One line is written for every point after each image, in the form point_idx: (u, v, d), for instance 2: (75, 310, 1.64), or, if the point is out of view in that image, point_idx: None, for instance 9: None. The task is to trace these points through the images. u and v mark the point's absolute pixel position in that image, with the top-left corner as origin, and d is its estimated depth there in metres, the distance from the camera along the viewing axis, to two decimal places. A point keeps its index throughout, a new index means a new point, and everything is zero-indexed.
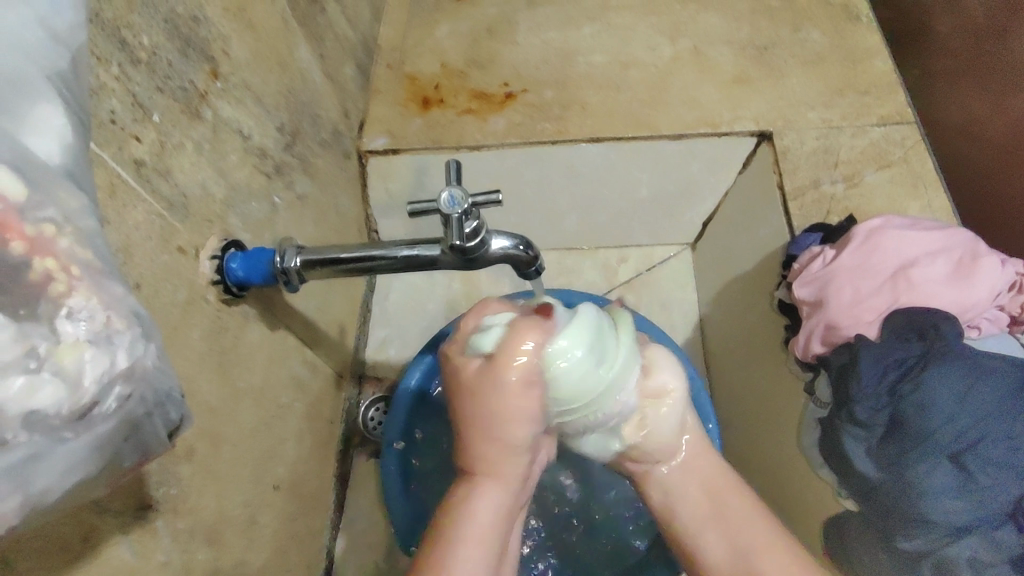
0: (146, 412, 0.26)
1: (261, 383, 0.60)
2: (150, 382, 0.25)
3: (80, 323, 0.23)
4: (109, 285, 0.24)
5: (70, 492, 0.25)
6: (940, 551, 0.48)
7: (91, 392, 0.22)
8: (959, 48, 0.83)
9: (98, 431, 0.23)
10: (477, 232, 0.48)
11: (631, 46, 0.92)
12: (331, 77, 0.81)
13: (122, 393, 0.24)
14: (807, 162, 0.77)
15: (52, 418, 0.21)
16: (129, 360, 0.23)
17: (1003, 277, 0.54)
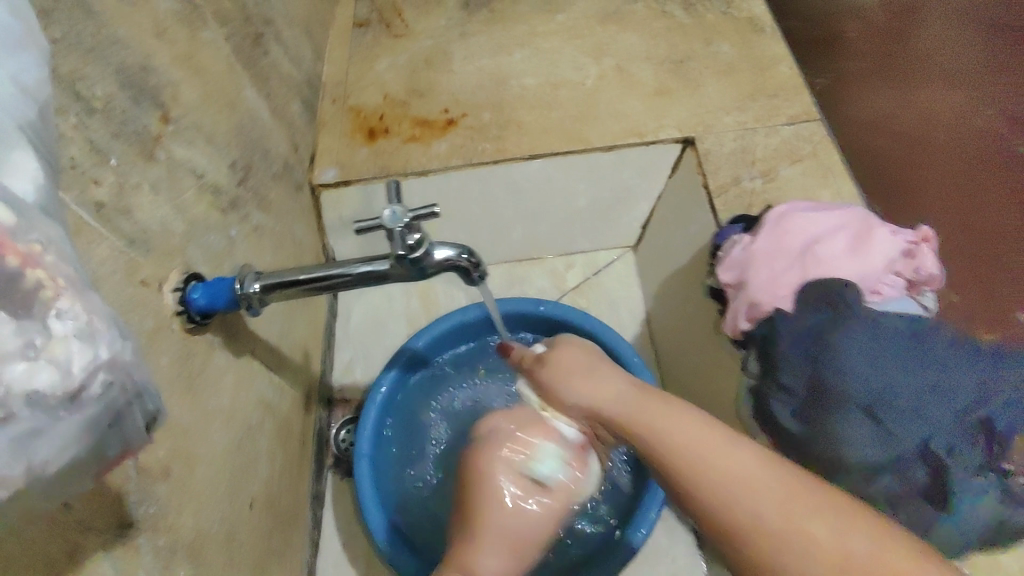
0: (128, 401, 0.29)
1: (231, 405, 0.63)
2: (130, 373, 0.28)
3: (67, 322, 0.25)
4: (89, 292, 0.27)
5: (68, 476, 0.28)
6: (865, 494, 0.53)
7: (80, 378, 0.26)
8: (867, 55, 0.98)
9: (87, 413, 0.27)
10: (421, 243, 0.52)
11: (560, 68, 0.99)
12: (278, 114, 0.85)
13: (106, 380, 0.27)
14: (725, 161, 0.85)
15: (49, 398, 0.25)
16: (109, 351, 0.26)
17: (894, 246, 0.61)
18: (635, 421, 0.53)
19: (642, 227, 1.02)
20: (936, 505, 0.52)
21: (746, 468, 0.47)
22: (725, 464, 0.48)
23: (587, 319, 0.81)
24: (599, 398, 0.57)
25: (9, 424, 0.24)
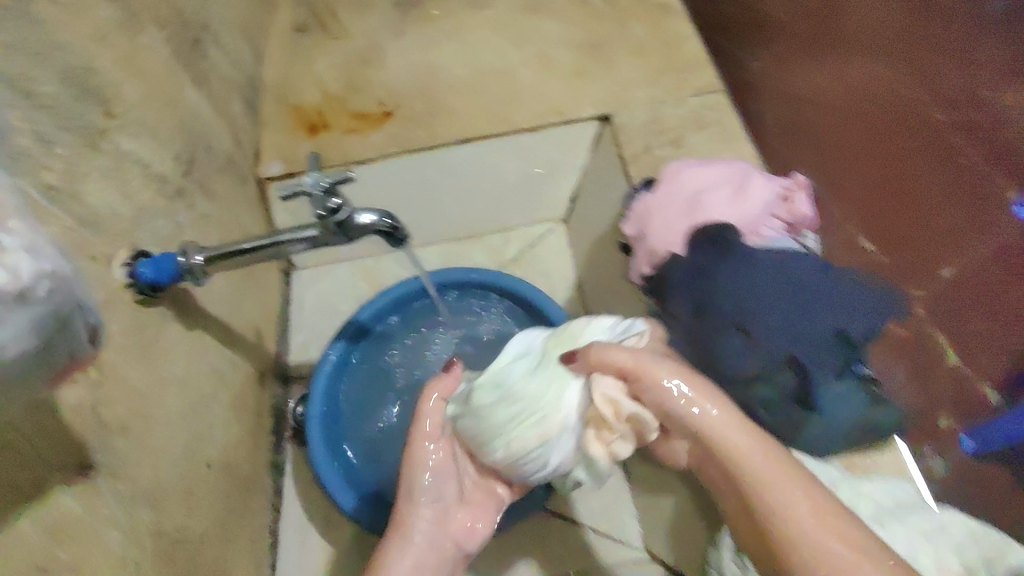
0: (68, 310, 0.34)
1: (185, 373, 0.68)
2: (68, 286, 0.34)
3: (11, 236, 0.30)
4: (27, 218, 0.32)
5: (20, 373, 0.33)
6: (743, 401, 0.60)
7: (27, 280, 0.30)
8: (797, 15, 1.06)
9: (36, 314, 0.32)
10: (342, 206, 0.59)
11: (486, 58, 1.07)
12: (221, 112, 0.91)
13: (49, 286, 0.32)
14: (639, 133, 0.93)
15: (4, 293, 0.29)
16: (49, 263, 0.32)
17: (771, 192, 0.68)
18: (671, 418, 0.56)
19: (569, 199, 1.11)
20: (804, 405, 0.60)
21: (788, 482, 0.50)
22: (762, 465, 0.52)
23: (517, 283, 0.88)
24: (668, 396, 0.55)
25: None
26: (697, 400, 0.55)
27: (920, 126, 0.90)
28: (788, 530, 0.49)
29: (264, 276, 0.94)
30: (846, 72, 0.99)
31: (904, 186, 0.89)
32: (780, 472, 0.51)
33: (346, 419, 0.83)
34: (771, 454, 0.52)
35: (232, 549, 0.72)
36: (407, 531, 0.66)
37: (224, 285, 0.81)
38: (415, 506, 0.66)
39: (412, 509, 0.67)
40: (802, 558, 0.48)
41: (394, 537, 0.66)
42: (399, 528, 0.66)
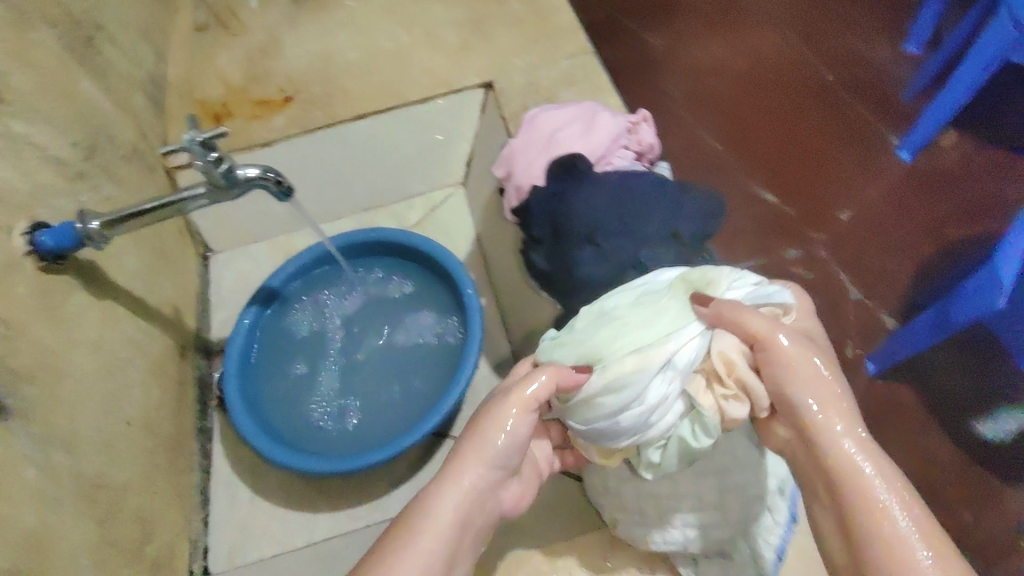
0: None
1: (97, 337, 0.73)
2: None
3: None
4: None
5: None
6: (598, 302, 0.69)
7: None
8: (675, 20, 1.62)
9: None
10: (221, 158, 0.65)
11: (378, 40, 1.13)
12: (121, 105, 0.95)
13: None
14: (518, 95, 1.03)
15: None
16: None
17: (616, 125, 0.77)
18: (786, 395, 0.59)
19: (466, 163, 1.19)
20: None
21: (876, 465, 0.56)
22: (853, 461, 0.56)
23: (408, 236, 0.90)
24: (800, 372, 0.58)
25: None
26: (816, 386, 0.58)
27: (818, 82, 1.53)
28: (869, 517, 0.54)
29: (178, 257, 0.99)
30: (729, 54, 1.58)
31: (810, 127, 1.49)
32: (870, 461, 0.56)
33: (259, 378, 0.87)
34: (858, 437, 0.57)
35: (159, 499, 0.77)
36: (462, 474, 0.61)
37: (136, 262, 0.86)
38: (474, 459, 0.61)
39: (466, 458, 0.61)
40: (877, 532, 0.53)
41: (445, 479, 0.61)
42: (450, 478, 0.61)
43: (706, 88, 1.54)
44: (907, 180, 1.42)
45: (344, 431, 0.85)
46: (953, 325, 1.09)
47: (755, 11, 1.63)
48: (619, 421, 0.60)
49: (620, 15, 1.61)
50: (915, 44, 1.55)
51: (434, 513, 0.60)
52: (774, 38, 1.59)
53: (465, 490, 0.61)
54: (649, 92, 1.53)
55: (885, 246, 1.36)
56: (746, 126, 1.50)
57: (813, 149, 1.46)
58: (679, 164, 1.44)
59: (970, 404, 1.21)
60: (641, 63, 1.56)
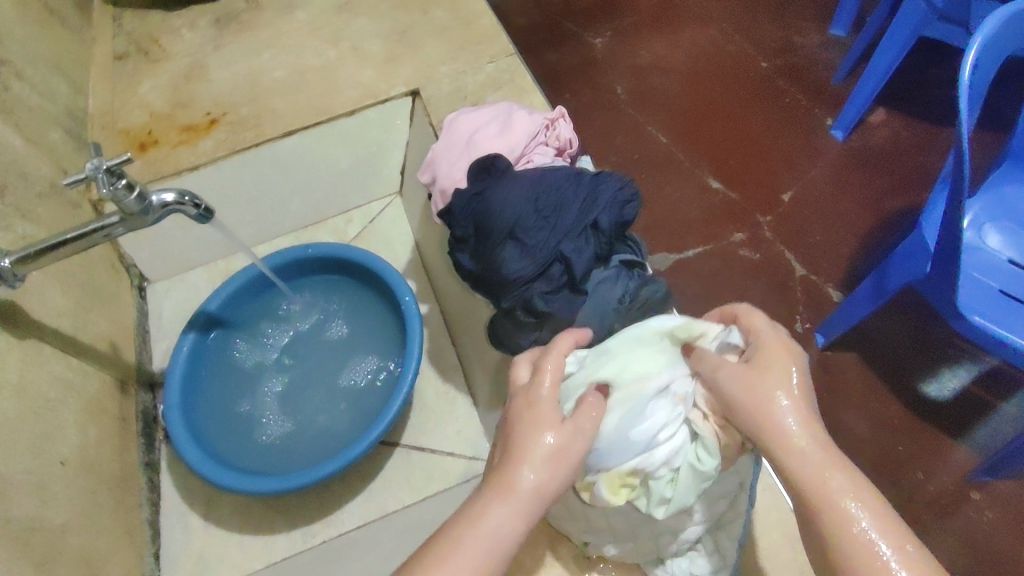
0: None
1: (22, 379, 0.71)
2: None
3: None
4: None
5: None
6: (525, 296, 0.70)
7: None
8: (603, 26, 1.67)
9: None
10: (131, 184, 0.64)
11: (304, 57, 1.12)
12: (35, 141, 0.92)
13: None
14: (444, 101, 1.04)
15: None
16: None
17: (533, 122, 0.79)
18: (754, 410, 0.57)
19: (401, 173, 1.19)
20: (573, 288, 0.70)
21: (841, 474, 0.53)
22: (821, 469, 0.53)
23: (342, 251, 0.90)
24: (765, 387, 0.57)
25: None
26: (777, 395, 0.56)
27: (749, 71, 1.58)
28: (842, 529, 0.51)
29: (112, 292, 0.97)
30: (662, 51, 1.63)
31: (745, 114, 1.53)
32: (836, 466, 0.53)
33: (203, 406, 0.85)
34: (818, 442, 0.54)
35: (103, 538, 0.75)
36: (514, 483, 0.55)
37: (62, 300, 0.84)
38: (530, 468, 0.56)
39: (524, 467, 0.56)
40: (845, 545, 0.50)
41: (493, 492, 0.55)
42: (505, 490, 0.55)
43: (642, 85, 1.58)
44: (843, 160, 1.46)
45: (290, 449, 0.84)
46: (890, 291, 1.08)
47: (684, 8, 1.69)
48: (628, 439, 0.61)
49: (563, 20, 1.70)
50: (841, 27, 1.61)
51: (487, 525, 0.53)
52: (704, 33, 1.65)
53: (521, 504, 0.55)
54: (582, 96, 1.58)
55: (829, 223, 1.40)
56: (692, 118, 1.54)
57: (755, 136, 1.50)
58: (614, 164, 1.49)
59: (918, 364, 1.24)
60: (572, 71, 1.62)
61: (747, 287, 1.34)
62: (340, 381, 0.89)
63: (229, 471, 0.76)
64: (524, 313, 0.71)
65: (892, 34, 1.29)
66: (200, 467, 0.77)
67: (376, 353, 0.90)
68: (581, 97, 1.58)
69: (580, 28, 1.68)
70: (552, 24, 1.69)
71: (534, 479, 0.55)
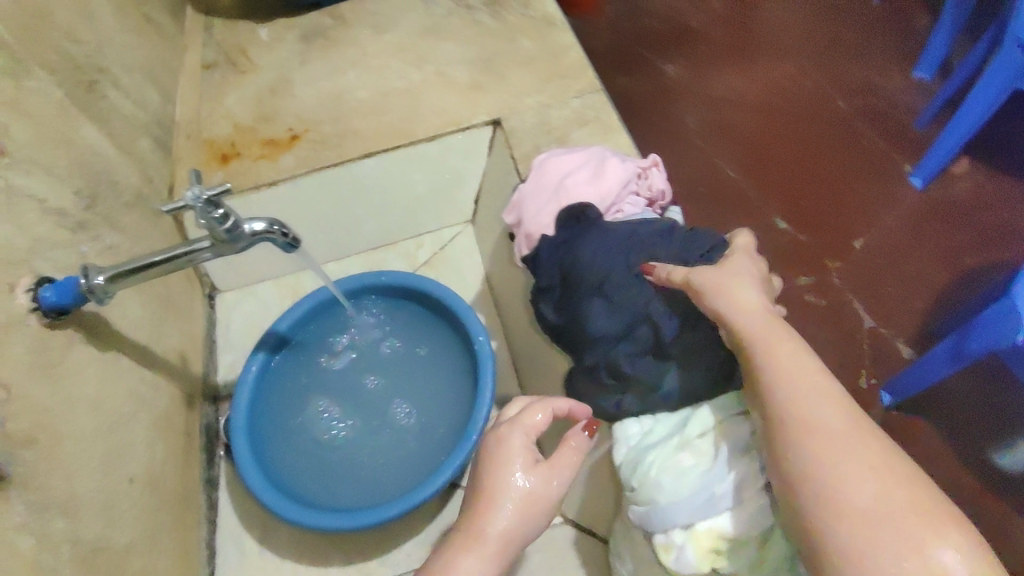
0: None
1: (99, 393, 0.71)
2: None
3: None
4: None
5: None
6: (609, 355, 0.67)
7: None
8: (677, 53, 1.64)
9: None
10: (227, 215, 0.64)
11: (388, 79, 1.12)
12: (126, 150, 0.93)
13: None
14: (527, 134, 1.02)
15: None
16: None
17: (626, 170, 0.76)
18: (714, 288, 0.60)
19: (475, 202, 1.21)
20: (661, 353, 0.65)
21: (795, 351, 0.55)
22: (793, 389, 0.53)
23: (418, 281, 0.89)
24: (738, 303, 0.58)
25: None
26: (738, 281, 0.60)
27: (828, 110, 1.53)
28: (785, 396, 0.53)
29: (186, 303, 0.98)
30: (736, 83, 1.58)
31: (821, 155, 1.47)
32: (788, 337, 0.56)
33: (266, 428, 0.85)
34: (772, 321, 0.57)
35: (162, 558, 0.75)
36: (483, 528, 0.56)
37: (140, 311, 0.84)
38: (500, 512, 0.56)
39: (496, 514, 0.56)
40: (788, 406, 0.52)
41: (467, 530, 0.56)
42: (476, 537, 0.55)
43: (713, 118, 1.54)
44: (922, 210, 1.39)
45: (340, 477, 0.84)
46: (970, 357, 1.00)
47: (762, 41, 1.64)
48: (710, 513, 0.57)
49: (635, 45, 1.67)
50: (927, 70, 1.54)
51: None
52: (781, 68, 1.60)
53: (492, 547, 0.55)
54: (651, 124, 1.55)
55: (904, 276, 1.32)
56: (762, 154, 1.48)
57: (829, 179, 1.44)
58: (686, 196, 1.44)
59: (991, 433, 1.16)
60: (642, 98, 1.58)
61: (810, 335, 1.27)
62: (399, 411, 0.88)
63: (285, 498, 0.76)
64: (608, 372, 0.68)
65: (981, 90, 1.24)
66: (261, 493, 0.76)
67: (442, 389, 0.89)
68: (649, 125, 1.54)
69: (653, 55, 1.65)
70: (624, 49, 1.67)
71: (502, 520, 0.56)
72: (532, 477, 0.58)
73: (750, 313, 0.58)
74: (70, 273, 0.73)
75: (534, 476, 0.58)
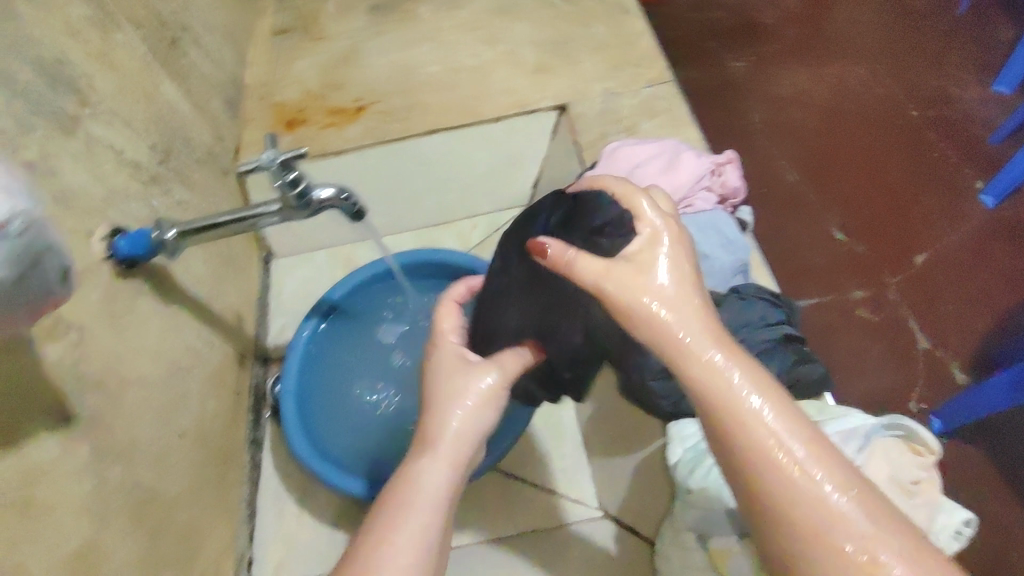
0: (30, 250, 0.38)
1: (160, 345, 0.73)
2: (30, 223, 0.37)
3: None
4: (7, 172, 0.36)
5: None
6: None
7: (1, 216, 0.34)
8: (744, 48, 1.59)
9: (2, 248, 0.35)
10: (299, 179, 0.65)
11: (458, 56, 1.11)
12: (199, 108, 0.94)
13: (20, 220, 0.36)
14: (595, 121, 1.00)
15: None
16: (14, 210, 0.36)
17: (700, 166, 0.75)
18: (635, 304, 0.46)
19: (533, 187, 1.21)
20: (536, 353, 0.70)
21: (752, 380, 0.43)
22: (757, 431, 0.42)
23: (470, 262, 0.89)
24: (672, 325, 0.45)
25: None
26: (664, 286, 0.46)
27: (898, 118, 1.46)
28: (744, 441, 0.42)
29: (245, 264, 0.99)
30: (804, 82, 1.53)
31: (887, 162, 1.41)
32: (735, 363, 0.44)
33: (314, 395, 0.86)
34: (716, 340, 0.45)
35: (207, 511, 0.77)
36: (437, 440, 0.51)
37: (203, 269, 0.86)
38: (450, 415, 0.52)
39: (447, 415, 0.52)
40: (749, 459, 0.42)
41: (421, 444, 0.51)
42: (430, 444, 0.51)
43: (777, 117, 1.49)
44: (987, 229, 1.33)
45: (376, 449, 0.85)
46: None
47: (834, 42, 1.59)
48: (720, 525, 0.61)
49: (702, 37, 1.62)
50: (1007, 84, 1.47)
51: (420, 485, 0.48)
52: (852, 71, 1.54)
53: (449, 452, 0.50)
54: (713, 118, 1.50)
55: (965, 295, 1.26)
56: (825, 159, 1.43)
57: (894, 188, 1.39)
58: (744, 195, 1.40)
59: None
60: (705, 91, 1.53)
61: (861, 349, 1.22)
62: None
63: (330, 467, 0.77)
64: None
65: None
66: (307, 460, 0.77)
67: None
68: (711, 119, 1.50)
69: (720, 48, 1.60)
70: (690, 39, 1.62)
71: (455, 423, 0.52)
72: (475, 373, 0.54)
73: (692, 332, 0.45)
74: (142, 226, 0.74)
75: (480, 371, 0.55)
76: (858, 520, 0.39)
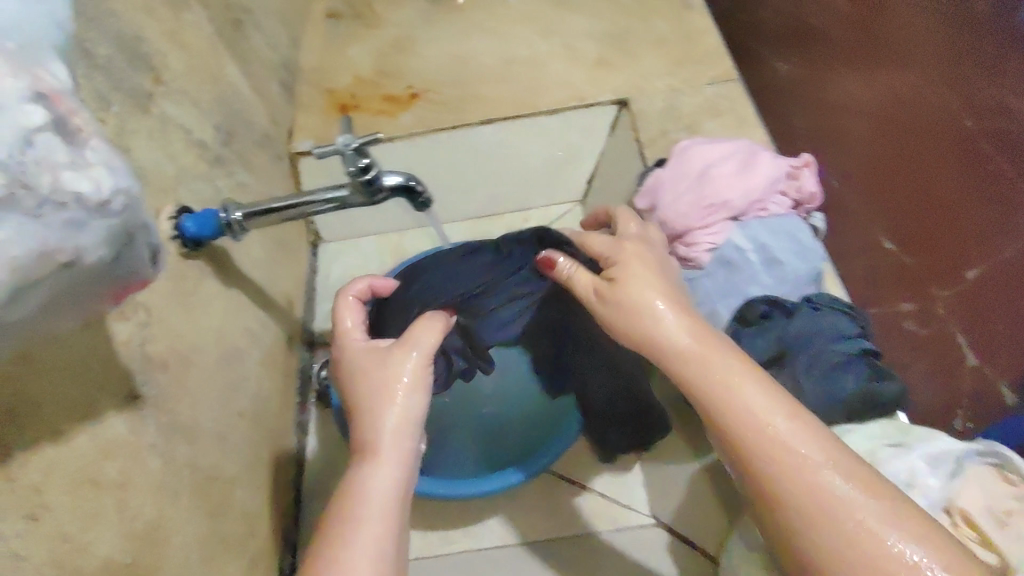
0: (128, 230, 0.37)
1: (221, 326, 0.72)
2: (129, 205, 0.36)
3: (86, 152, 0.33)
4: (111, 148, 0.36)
5: (76, 275, 0.35)
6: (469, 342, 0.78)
7: (107, 193, 0.33)
8: (790, 52, 1.54)
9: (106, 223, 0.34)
10: (370, 167, 0.63)
11: (515, 47, 1.09)
12: (258, 90, 0.94)
13: (122, 199, 0.35)
14: (656, 118, 0.98)
15: (86, 205, 0.32)
16: (119, 188, 0.35)
17: (774, 167, 0.74)
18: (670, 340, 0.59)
19: (587, 182, 1.20)
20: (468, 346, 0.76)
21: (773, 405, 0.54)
22: (773, 443, 0.53)
23: None
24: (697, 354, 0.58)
25: (69, 209, 0.32)
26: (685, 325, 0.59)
27: (951, 123, 1.39)
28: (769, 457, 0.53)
29: (296, 248, 0.99)
30: (852, 85, 1.47)
31: (938, 168, 1.33)
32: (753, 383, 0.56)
33: None
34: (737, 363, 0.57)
35: (259, 493, 0.77)
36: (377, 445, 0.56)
37: (259, 251, 0.85)
38: (382, 419, 0.57)
39: (381, 419, 0.57)
40: (766, 465, 0.52)
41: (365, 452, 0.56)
42: (371, 453, 0.56)
43: (821, 121, 1.43)
44: None
45: None
46: None
47: (888, 45, 1.52)
48: None
49: (749, 41, 1.59)
50: None
51: (367, 491, 0.54)
52: (905, 75, 1.47)
53: (388, 452, 0.56)
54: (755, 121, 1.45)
55: (1017, 310, 1.17)
56: (870, 165, 1.36)
57: (942, 197, 1.31)
58: None
59: None
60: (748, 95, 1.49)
61: (903, 365, 1.14)
62: None
63: None
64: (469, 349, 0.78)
65: None
66: None
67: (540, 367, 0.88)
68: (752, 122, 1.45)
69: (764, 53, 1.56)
70: (734, 45, 1.59)
71: (391, 421, 0.57)
72: (395, 363, 0.60)
73: (721, 360, 0.57)
74: (206, 207, 0.74)
75: (395, 364, 0.60)
76: (856, 504, 0.50)
